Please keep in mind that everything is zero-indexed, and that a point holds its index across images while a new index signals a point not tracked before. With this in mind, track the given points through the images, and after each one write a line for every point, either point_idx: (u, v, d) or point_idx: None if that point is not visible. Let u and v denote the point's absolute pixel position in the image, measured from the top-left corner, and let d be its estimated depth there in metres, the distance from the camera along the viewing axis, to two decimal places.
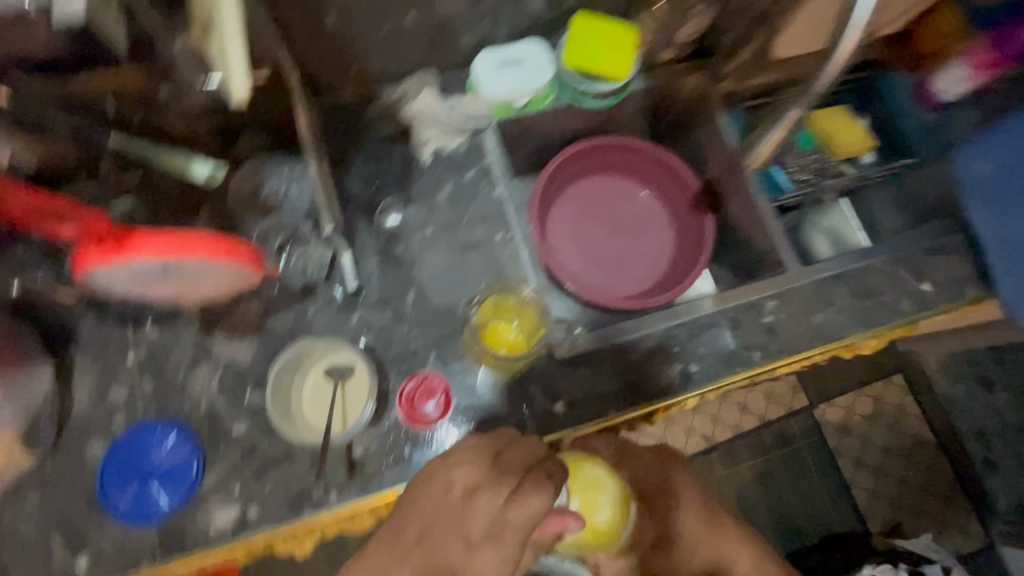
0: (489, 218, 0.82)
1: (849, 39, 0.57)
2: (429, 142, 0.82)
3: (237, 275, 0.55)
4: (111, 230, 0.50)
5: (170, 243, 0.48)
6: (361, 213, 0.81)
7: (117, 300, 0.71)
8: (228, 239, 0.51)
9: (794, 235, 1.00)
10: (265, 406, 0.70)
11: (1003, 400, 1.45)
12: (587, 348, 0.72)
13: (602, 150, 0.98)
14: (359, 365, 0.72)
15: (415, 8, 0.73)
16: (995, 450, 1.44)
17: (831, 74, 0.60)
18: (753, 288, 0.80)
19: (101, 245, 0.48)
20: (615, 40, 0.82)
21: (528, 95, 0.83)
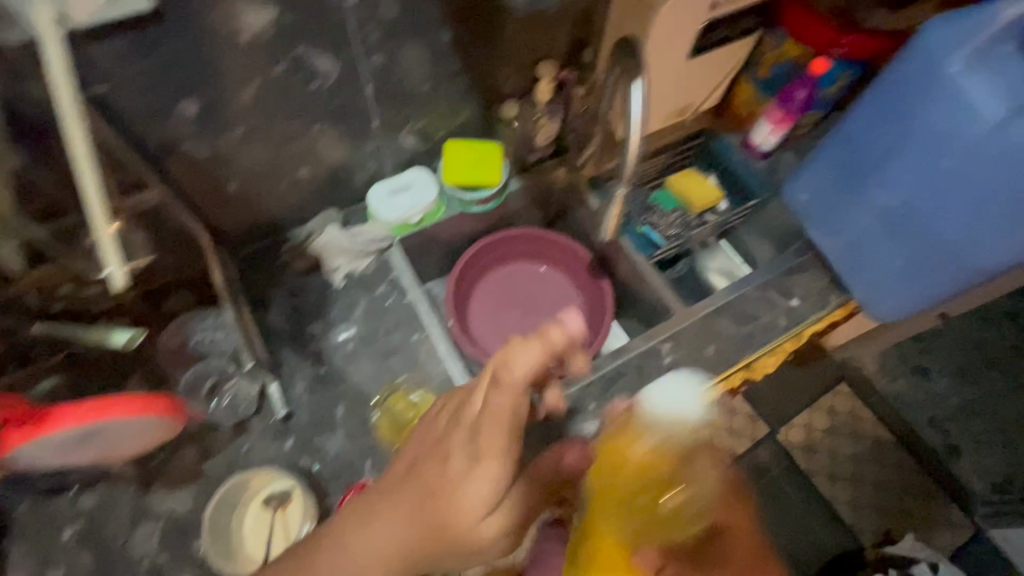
0: (403, 323, 0.90)
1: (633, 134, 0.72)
2: (339, 268, 0.93)
3: (158, 430, 0.60)
4: (31, 411, 0.56)
5: (90, 410, 0.53)
6: (286, 343, 0.88)
7: (50, 478, 0.73)
8: (147, 396, 0.57)
9: (685, 281, 1.13)
10: (206, 551, 0.72)
11: (942, 384, 1.57)
12: None
13: (499, 244, 1.11)
14: (297, 488, 0.76)
15: (306, 165, 0.86)
16: (952, 434, 1.52)
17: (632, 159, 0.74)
18: (645, 337, 0.91)
19: (22, 427, 0.54)
20: (484, 155, 0.97)
21: (420, 212, 0.96)
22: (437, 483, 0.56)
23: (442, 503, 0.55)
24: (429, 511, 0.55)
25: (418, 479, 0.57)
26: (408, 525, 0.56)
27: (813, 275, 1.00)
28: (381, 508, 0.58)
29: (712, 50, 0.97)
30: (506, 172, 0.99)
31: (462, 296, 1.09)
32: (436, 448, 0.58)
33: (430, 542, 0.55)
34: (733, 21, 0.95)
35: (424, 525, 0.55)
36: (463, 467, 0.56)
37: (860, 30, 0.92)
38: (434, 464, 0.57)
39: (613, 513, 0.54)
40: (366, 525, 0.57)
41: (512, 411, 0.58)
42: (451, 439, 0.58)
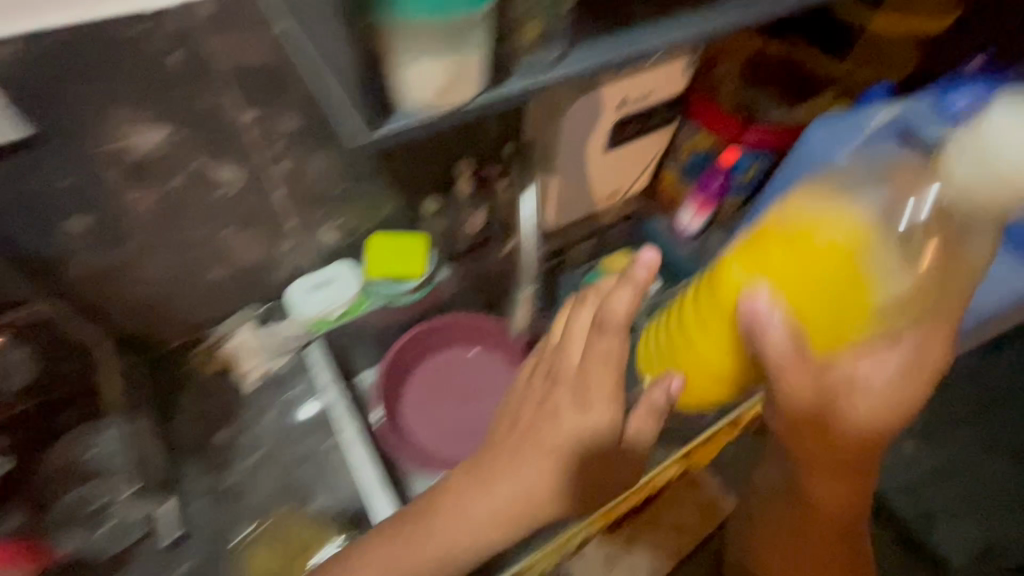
0: (318, 428, 0.89)
1: None
2: (253, 371, 0.91)
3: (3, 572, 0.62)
4: None
5: None
6: (188, 455, 0.84)
7: None
8: None
9: None
10: None
11: (913, 447, 1.42)
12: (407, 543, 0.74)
13: (433, 332, 1.09)
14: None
15: (218, 268, 0.84)
16: (928, 500, 1.37)
17: None
18: None
19: None
20: (409, 248, 0.96)
21: (341, 307, 0.95)
22: (550, 435, 0.74)
23: (577, 441, 0.74)
24: (577, 451, 0.73)
25: (529, 439, 0.75)
26: (545, 468, 0.73)
27: None
28: (551, 444, 0.74)
29: (627, 143, 1.00)
30: (431, 263, 0.98)
31: (390, 390, 1.05)
32: (541, 408, 0.77)
33: (559, 475, 0.73)
34: (645, 117, 0.98)
35: (553, 461, 0.73)
36: (568, 411, 0.75)
37: (763, 124, 0.97)
38: (554, 414, 0.75)
39: (806, 248, 0.61)
40: (553, 434, 0.74)
41: (616, 351, 0.76)
42: (554, 396, 0.77)
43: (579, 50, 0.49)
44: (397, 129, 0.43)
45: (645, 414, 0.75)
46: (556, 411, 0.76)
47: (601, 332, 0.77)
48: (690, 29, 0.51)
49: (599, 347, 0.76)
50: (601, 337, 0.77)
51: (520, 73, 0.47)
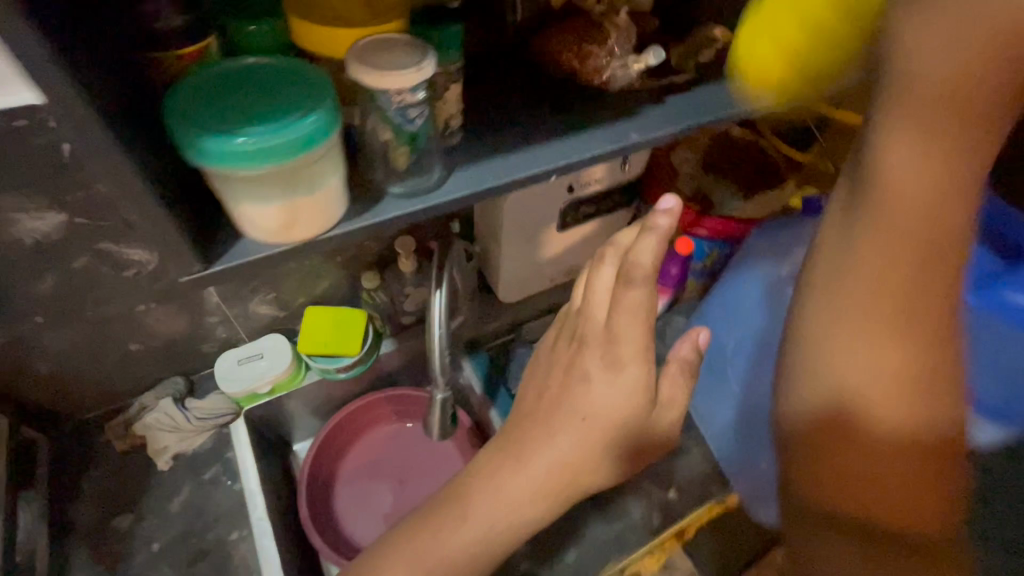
0: (229, 515, 0.83)
1: (438, 331, 0.67)
2: (167, 449, 0.85)
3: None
4: None
5: None
6: (83, 542, 0.79)
7: None
8: None
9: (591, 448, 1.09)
10: None
11: None
12: None
13: (374, 405, 1.04)
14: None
15: (134, 341, 0.81)
16: None
17: (439, 359, 0.68)
18: None
19: None
20: (345, 323, 0.92)
21: (270, 383, 0.91)
22: (587, 405, 0.51)
23: (615, 423, 0.50)
24: (616, 437, 0.50)
25: (553, 410, 0.52)
26: (581, 441, 0.50)
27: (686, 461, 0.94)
28: (584, 421, 0.50)
29: (580, 223, 0.97)
30: (369, 337, 0.94)
31: (321, 470, 1.00)
32: (569, 374, 0.53)
33: (600, 458, 0.50)
34: (598, 200, 0.94)
35: (591, 442, 0.50)
36: (603, 369, 0.51)
37: (717, 215, 0.93)
38: (587, 380, 0.51)
39: None
40: (581, 408, 0.51)
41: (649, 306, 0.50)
42: (584, 358, 0.52)
43: (458, 174, 0.46)
44: (232, 263, 0.39)
45: (674, 376, 0.52)
46: (587, 378, 0.51)
47: (629, 283, 0.50)
48: (568, 151, 0.50)
49: (628, 303, 0.50)
50: (631, 289, 0.50)
51: (386, 203, 0.43)
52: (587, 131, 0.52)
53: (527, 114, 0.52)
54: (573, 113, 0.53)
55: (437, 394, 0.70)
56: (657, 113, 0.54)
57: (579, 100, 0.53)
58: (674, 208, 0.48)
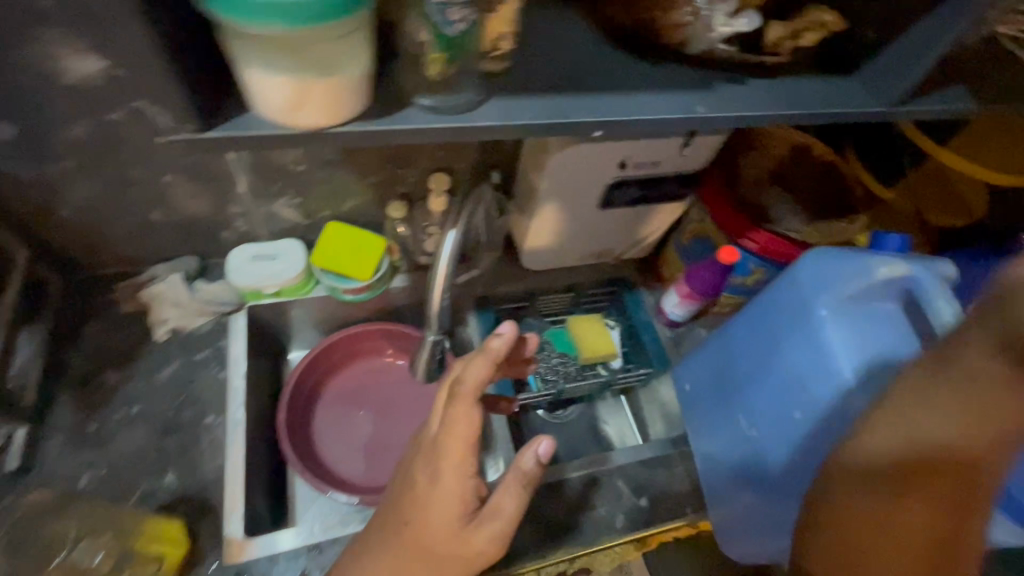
0: (206, 401, 0.84)
1: (442, 270, 0.65)
2: (167, 321, 0.88)
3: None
4: None
5: None
6: (72, 384, 0.82)
7: None
8: None
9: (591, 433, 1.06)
10: None
11: None
12: None
13: (373, 335, 1.03)
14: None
15: (157, 210, 0.82)
16: None
17: (438, 299, 0.66)
18: None
19: None
20: (362, 247, 0.90)
21: (277, 285, 0.90)
22: (409, 514, 0.60)
23: (431, 520, 0.59)
24: (428, 548, 0.59)
25: (395, 511, 0.62)
26: (401, 547, 0.60)
27: (669, 474, 0.90)
28: (405, 531, 0.60)
29: (624, 205, 0.92)
30: (383, 267, 0.92)
31: (305, 384, 1.00)
32: (433, 444, 0.61)
33: (426, 564, 0.60)
34: (647, 184, 0.89)
35: (401, 546, 0.60)
36: (427, 482, 0.60)
37: (771, 230, 0.85)
38: (413, 487, 0.61)
39: None
40: (404, 518, 0.60)
41: (473, 421, 0.59)
42: (418, 467, 0.61)
43: (493, 103, 0.43)
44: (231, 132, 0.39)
45: (510, 488, 0.60)
46: (411, 487, 0.61)
47: (456, 397, 0.61)
48: (619, 108, 0.45)
49: (456, 414, 0.60)
50: (455, 404, 0.60)
51: (412, 111, 0.40)
52: (650, 90, 0.47)
53: (590, 59, 0.47)
54: (638, 69, 0.48)
55: (428, 336, 0.69)
56: (727, 94, 0.49)
57: (645, 60, 0.48)
58: (507, 333, 0.63)
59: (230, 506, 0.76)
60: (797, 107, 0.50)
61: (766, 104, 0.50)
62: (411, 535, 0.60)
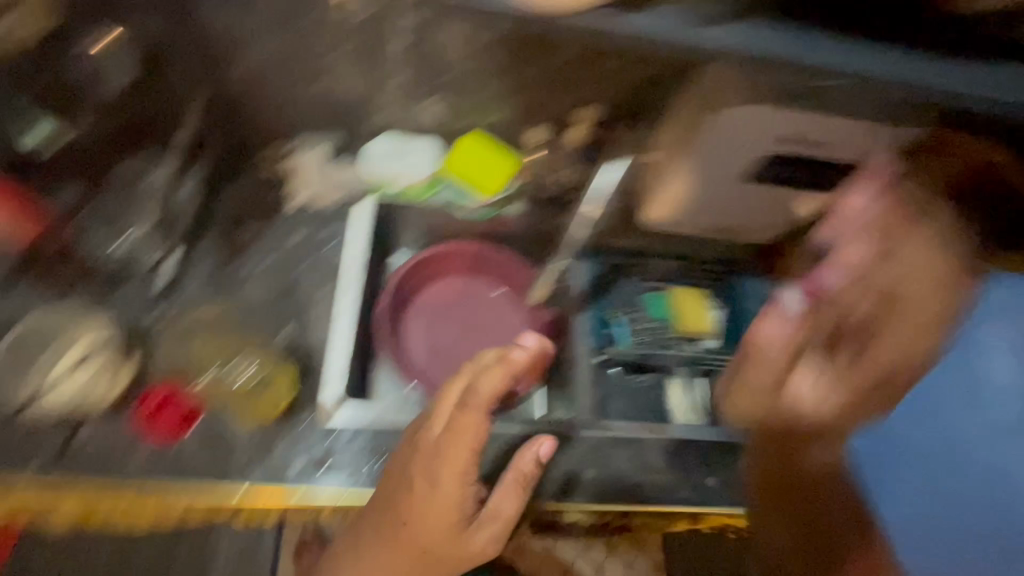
0: (325, 275, 0.90)
1: None
2: (302, 193, 0.92)
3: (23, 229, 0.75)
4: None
5: None
6: (214, 228, 0.88)
7: None
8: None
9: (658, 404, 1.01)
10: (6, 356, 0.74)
11: None
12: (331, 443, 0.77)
13: (482, 259, 0.99)
14: (108, 355, 0.76)
15: (320, 82, 0.85)
16: None
17: None
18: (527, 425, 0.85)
19: None
20: (493, 164, 0.95)
21: (406, 180, 0.94)
22: (405, 513, 0.68)
23: (434, 521, 0.68)
24: (425, 544, 0.68)
25: (393, 506, 0.69)
26: (398, 542, 0.68)
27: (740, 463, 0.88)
28: (400, 528, 0.68)
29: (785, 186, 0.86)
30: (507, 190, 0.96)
31: (405, 284, 0.97)
32: (448, 431, 0.68)
33: (424, 556, 0.69)
34: (809, 166, 0.82)
35: (400, 542, 0.68)
36: (426, 484, 0.67)
37: None
38: (406, 492, 0.68)
39: None
40: (400, 515, 0.68)
41: (480, 428, 0.67)
42: (415, 466, 0.68)
43: (725, 25, 0.53)
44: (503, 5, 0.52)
45: (511, 488, 0.72)
46: (406, 488, 0.68)
47: (466, 404, 0.68)
48: (834, 50, 0.53)
49: (463, 420, 0.67)
50: (465, 412, 0.68)
51: (643, 18, 0.53)
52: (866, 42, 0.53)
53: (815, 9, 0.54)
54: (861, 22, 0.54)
55: None
56: (931, 65, 0.53)
57: (873, 18, 0.54)
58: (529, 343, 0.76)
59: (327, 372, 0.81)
60: (977, 92, 0.53)
61: (973, 78, 0.54)
62: (411, 530, 0.68)
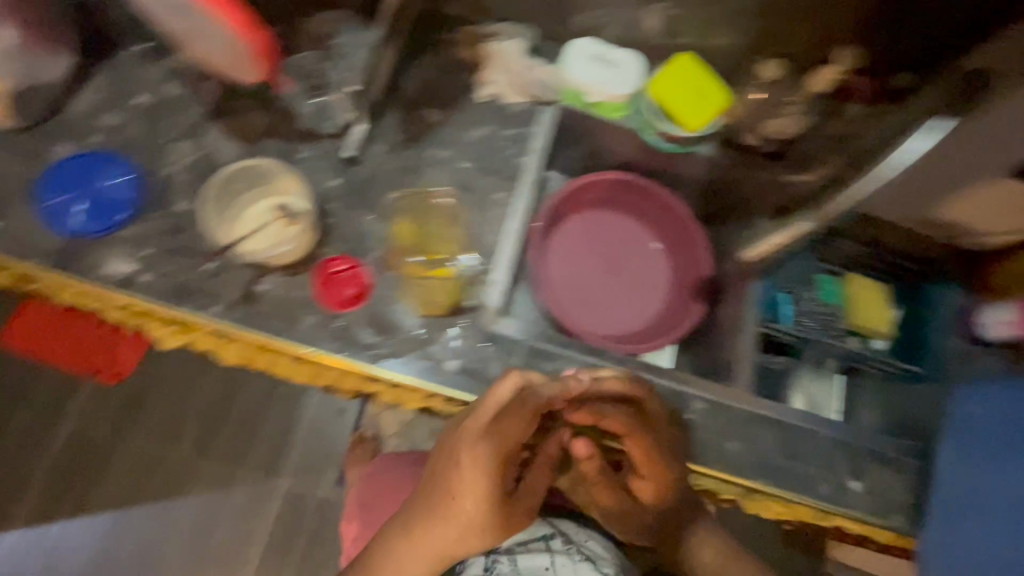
0: (501, 175, 0.82)
1: None
2: (493, 85, 0.83)
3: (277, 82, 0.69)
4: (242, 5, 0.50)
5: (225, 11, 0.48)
6: (400, 106, 0.82)
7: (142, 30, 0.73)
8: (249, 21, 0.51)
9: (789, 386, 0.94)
10: (205, 195, 0.72)
11: None
12: (488, 353, 0.74)
13: (645, 195, 0.96)
14: (306, 219, 0.71)
15: None
16: None
17: None
18: (676, 377, 0.80)
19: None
20: (704, 94, 0.83)
21: (603, 95, 0.84)
22: (459, 487, 0.65)
23: (476, 497, 0.65)
24: (466, 516, 0.66)
25: (438, 477, 0.67)
26: (440, 513, 0.66)
27: (897, 478, 0.80)
28: (452, 502, 0.66)
29: None
30: (711, 128, 0.85)
31: (566, 205, 0.96)
32: (518, 403, 0.67)
33: (468, 530, 0.66)
34: None
35: (445, 514, 0.66)
36: (469, 463, 0.65)
37: None
38: (457, 467, 0.65)
39: None
40: (452, 490, 0.66)
41: (524, 415, 0.66)
42: (460, 447, 0.66)
43: None
44: None
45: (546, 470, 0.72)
46: (454, 466, 0.66)
47: (530, 396, 0.67)
48: None
49: (525, 403, 0.67)
50: (528, 399, 0.67)
51: None
52: None
53: None
54: None
55: None
56: None
57: None
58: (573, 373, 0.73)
59: (494, 281, 0.77)
60: None
61: None
62: (451, 499, 0.66)
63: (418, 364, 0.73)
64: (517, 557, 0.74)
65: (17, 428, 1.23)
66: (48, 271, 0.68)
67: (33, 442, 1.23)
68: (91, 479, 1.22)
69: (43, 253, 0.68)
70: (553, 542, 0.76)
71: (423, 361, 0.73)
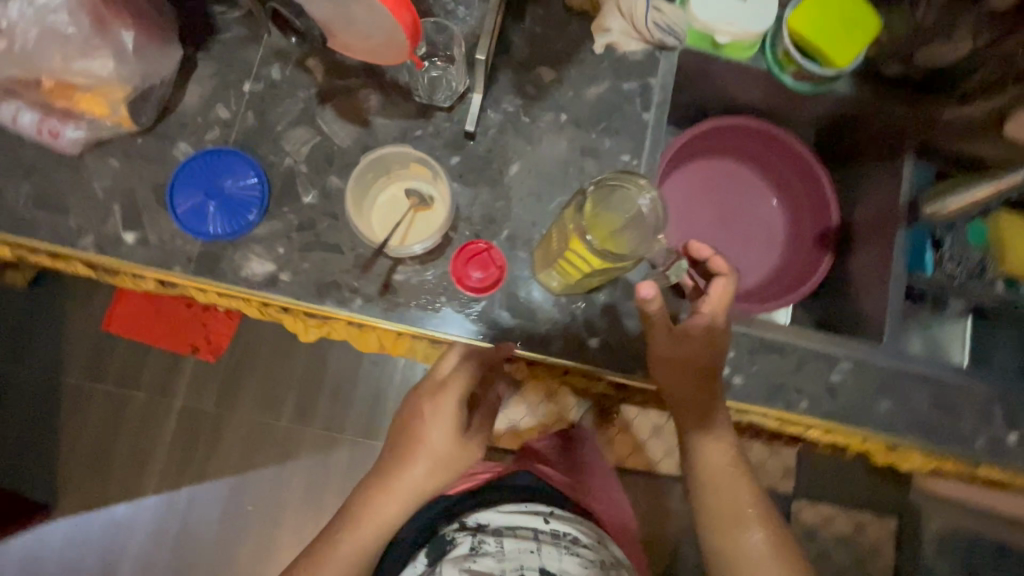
0: (624, 134, 0.76)
1: None
2: (611, 32, 0.75)
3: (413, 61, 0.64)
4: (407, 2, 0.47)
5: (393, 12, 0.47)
6: (511, 68, 0.75)
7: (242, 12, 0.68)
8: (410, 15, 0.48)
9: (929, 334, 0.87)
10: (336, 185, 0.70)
11: None
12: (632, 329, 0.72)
13: (765, 138, 0.87)
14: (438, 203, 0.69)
15: None
16: None
17: None
18: (818, 338, 0.76)
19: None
20: (852, 23, 0.73)
21: (733, 36, 0.74)
22: (424, 432, 0.63)
23: (438, 437, 0.62)
24: (432, 460, 0.62)
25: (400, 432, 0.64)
26: (404, 461, 0.63)
27: None
28: (419, 448, 0.63)
29: None
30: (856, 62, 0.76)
31: (679, 153, 0.88)
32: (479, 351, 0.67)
33: (434, 477, 0.63)
34: None
35: (407, 461, 0.62)
36: (430, 408, 0.63)
37: None
38: (422, 418, 0.63)
39: None
40: (419, 436, 0.63)
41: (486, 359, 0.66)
42: (421, 399, 0.64)
43: None
44: None
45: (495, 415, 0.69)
46: (421, 417, 0.63)
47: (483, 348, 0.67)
48: None
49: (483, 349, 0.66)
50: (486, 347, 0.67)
51: None
52: None
53: None
54: None
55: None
56: None
57: None
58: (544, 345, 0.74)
59: None
60: None
61: None
62: (416, 443, 0.63)
63: (559, 343, 0.72)
64: (506, 540, 0.71)
65: (128, 410, 1.24)
66: (191, 276, 0.68)
67: (143, 424, 1.24)
68: (204, 456, 1.24)
69: (182, 258, 0.68)
70: (542, 530, 0.73)
71: (564, 340, 0.72)
